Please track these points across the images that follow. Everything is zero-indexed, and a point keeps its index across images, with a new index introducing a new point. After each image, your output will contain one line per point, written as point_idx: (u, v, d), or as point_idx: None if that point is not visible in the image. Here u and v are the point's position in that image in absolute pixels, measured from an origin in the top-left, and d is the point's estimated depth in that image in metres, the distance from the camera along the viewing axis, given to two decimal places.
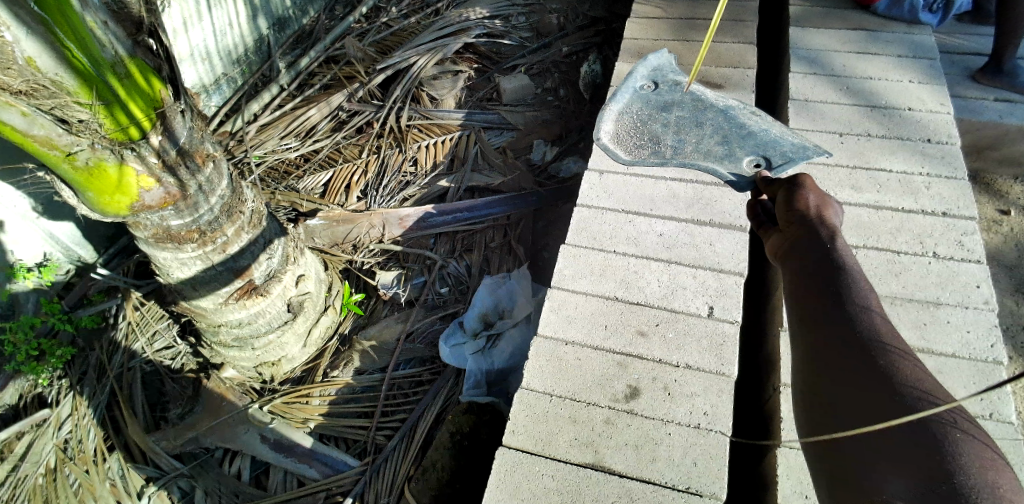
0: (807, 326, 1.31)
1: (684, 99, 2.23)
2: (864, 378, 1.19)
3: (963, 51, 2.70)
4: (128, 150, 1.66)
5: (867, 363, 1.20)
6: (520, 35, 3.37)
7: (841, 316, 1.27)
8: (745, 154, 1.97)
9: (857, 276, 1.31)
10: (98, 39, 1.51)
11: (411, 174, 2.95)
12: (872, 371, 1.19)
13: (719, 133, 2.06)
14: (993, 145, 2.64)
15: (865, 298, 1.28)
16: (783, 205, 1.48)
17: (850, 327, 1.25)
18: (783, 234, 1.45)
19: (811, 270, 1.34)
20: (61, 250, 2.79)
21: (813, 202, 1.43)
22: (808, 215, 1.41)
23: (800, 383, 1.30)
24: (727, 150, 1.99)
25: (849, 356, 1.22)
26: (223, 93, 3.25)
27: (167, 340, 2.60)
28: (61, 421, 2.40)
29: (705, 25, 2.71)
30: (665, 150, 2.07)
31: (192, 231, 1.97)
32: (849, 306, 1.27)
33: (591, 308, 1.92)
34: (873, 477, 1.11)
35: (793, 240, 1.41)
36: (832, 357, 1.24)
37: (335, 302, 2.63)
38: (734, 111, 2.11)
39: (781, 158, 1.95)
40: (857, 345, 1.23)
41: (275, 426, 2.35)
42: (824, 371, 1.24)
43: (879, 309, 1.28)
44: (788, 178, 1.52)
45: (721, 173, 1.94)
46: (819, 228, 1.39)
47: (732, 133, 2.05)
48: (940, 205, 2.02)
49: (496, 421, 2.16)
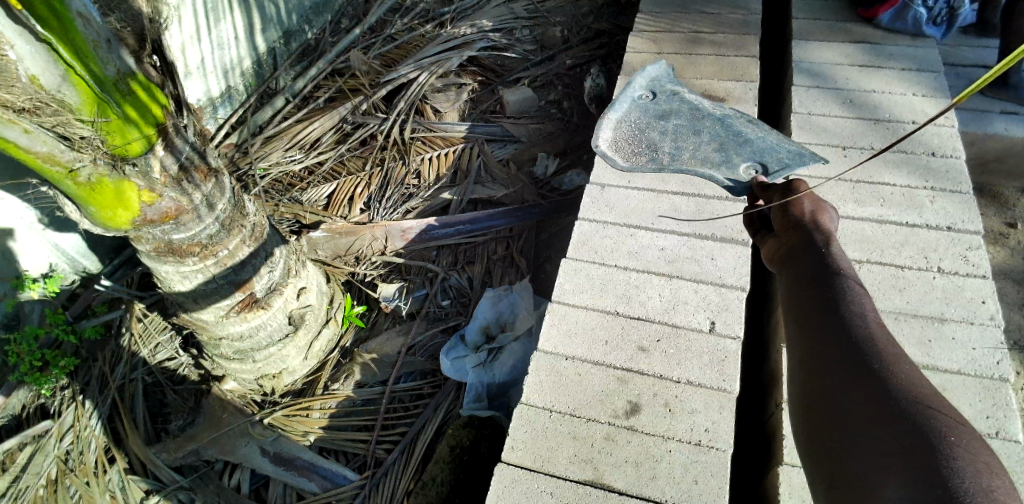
0: (802, 331, 1.29)
1: (682, 108, 2.24)
2: (859, 381, 1.15)
3: (969, 63, 2.68)
4: (130, 166, 1.67)
5: (861, 366, 1.17)
6: (525, 47, 3.38)
7: (837, 321, 1.25)
8: (742, 161, 1.96)
9: (853, 284, 1.31)
10: (101, 58, 1.53)
11: (414, 186, 2.95)
12: (866, 375, 1.15)
13: (718, 141, 2.05)
14: (1000, 158, 2.62)
15: (859, 305, 1.27)
16: (780, 215, 1.50)
17: (845, 332, 1.23)
18: (780, 242, 1.46)
19: (808, 277, 1.34)
20: (66, 261, 2.82)
21: (811, 211, 1.46)
22: (805, 223, 1.43)
23: (794, 392, 1.26)
24: (727, 157, 1.98)
25: (844, 358, 1.19)
26: (229, 106, 3.28)
27: (169, 352, 2.60)
28: (63, 432, 2.39)
29: (708, 39, 2.71)
30: (663, 158, 2.07)
31: (193, 244, 1.98)
32: (844, 312, 1.26)
33: (591, 323, 1.91)
34: (867, 480, 1.04)
35: (791, 247, 1.42)
36: (827, 361, 1.21)
37: (336, 315, 2.63)
38: (731, 119, 2.12)
39: (778, 164, 1.92)
40: (852, 349, 1.20)
41: (275, 438, 2.34)
42: (819, 373, 1.21)
43: (875, 318, 1.26)
44: (784, 186, 1.54)
45: (719, 179, 1.93)
46: (816, 236, 1.40)
47: (732, 140, 2.04)
48: (945, 219, 2.00)
49: (496, 435, 2.14)
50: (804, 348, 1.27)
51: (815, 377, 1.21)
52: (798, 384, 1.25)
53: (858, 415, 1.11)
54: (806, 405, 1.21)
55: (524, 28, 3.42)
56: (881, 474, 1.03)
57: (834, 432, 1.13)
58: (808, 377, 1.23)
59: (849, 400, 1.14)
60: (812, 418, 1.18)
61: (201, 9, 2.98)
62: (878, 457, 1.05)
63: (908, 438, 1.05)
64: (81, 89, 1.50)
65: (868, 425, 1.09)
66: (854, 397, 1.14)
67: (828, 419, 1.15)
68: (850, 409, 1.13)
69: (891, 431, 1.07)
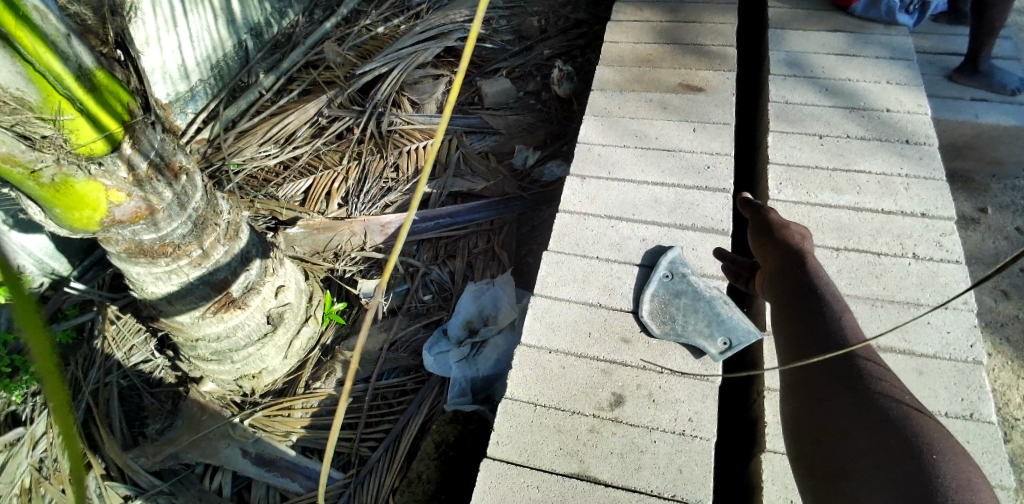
0: (788, 341, 1.39)
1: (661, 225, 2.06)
2: (845, 389, 1.24)
3: (940, 51, 2.72)
4: (96, 165, 1.62)
5: (846, 374, 1.26)
6: (502, 38, 3.36)
7: (821, 333, 1.35)
8: (718, 330, 1.82)
9: (832, 297, 1.42)
10: (60, 54, 1.45)
11: (393, 180, 2.91)
12: (852, 383, 1.24)
13: (693, 295, 1.88)
14: (970, 144, 2.67)
15: (842, 320, 1.37)
16: (761, 234, 1.62)
17: (829, 342, 1.32)
18: (762, 260, 1.58)
19: (789, 290, 1.45)
20: (34, 263, 2.75)
21: (790, 232, 1.58)
22: (784, 242, 1.55)
23: (787, 402, 1.35)
24: (675, 315, 1.85)
25: (830, 370, 1.28)
26: (200, 101, 3.21)
27: (144, 354, 2.55)
28: (36, 440, 2.33)
29: (686, 28, 2.71)
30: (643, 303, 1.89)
31: (166, 244, 1.93)
32: (828, 327, 1.36)
33: (575, 316, 1.91)
34: (857, 484, 1.12)
35: (772, 264, 1.53)
36: (815, 370, 1.30)
37: (317, 312, 2.59)
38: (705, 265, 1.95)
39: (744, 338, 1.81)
40: (837, 358, 1.29)
41: (257, 439, 2.30)
42: (808, 386, 1.30)
43: (855, 328, 1.36)
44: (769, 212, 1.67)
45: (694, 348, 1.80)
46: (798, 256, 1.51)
47: (707, 305, 1.86)
48: (919, 206, 2.03)
49: (484, 430, 2.12)
50: (792, 358, 1.37)
51: (805, 386, 1.31)
52: (790, 394, 1.34)
53: (847, 422, 1.20)
54: (798, 413, 1.30)
55: (502, 18, 3.43)
56: (870, 476, 1.12)
57: (825, 440, 1.22)
58: (798, 386, 1.32)
59: (837, 409, 1.23)
60: (804, 428, 1.27)
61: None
62: (866, 461, 1.14)
63: (892, 442, 1.13)
64: (41, 86, 1.42)
65: (854, 431, 1.18)
66: (841, 405, 1.23)
67: (820, 427, 1.24)
68: (839, 416, 1.22)
69: (876, 435, 1.15)
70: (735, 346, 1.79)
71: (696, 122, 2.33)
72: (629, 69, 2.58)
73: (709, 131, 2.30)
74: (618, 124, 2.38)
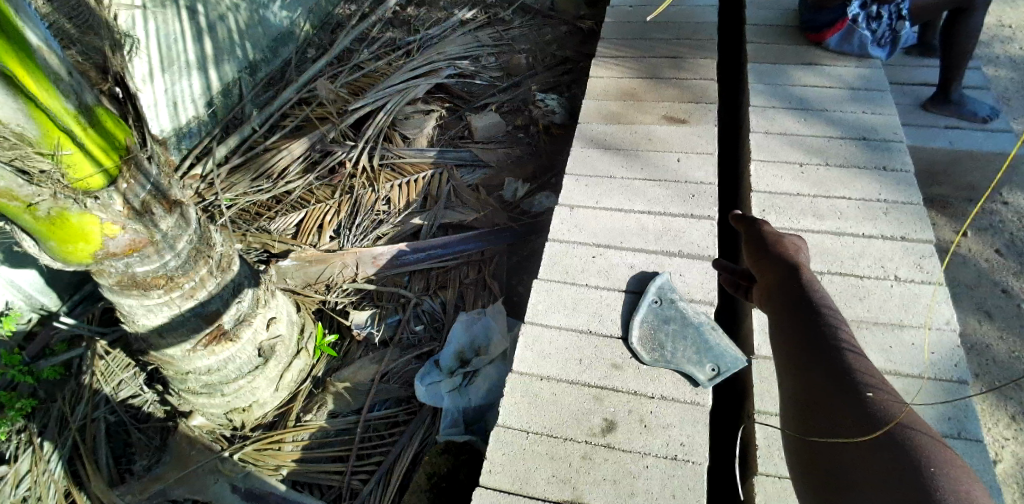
0: (787, 354, 1.42)
1: (649, 256, 2.09)
2: (844, 402, 1.27)
3: (913, 82, 2.83)
4: (92, 199, 1.63)
5: (844, 384, 1.29)
6: (490, 74, 3.48)
7: (820, 345, 1.38)
8: (706, 358, 1.83)
9: (830, 309, 1.45)
10: (61, 91, 1.49)
11: (385, 212, 2.94)
12: (850, 395, 1.27)
13: (681, 321, 1.89)
14: (945, 171, 2.76)
15: (838, 330, 1.40)
16: (757, 249, 1.66)
17: (827, 355, 1.35)
18: (759, 275, 1.62)
19: (786, 301, 1.49)
20: (23, 299, 2.75)
21: (784, 246, 1.63)
22: (780, 257, 1.59)
23: (787, 416, 1.36)
24: (664, 341, 1.86)
25: (825, 382, 1.31)
26: (193, 138, 3.28)
27: (133, 389, 2.55)
28: (19, 478, 2.30)
29: (668, 63, 2.81)
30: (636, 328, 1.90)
31: (159, 277, 1.94)
32: (825, 338, 1.39)
33: (565, 343, 1.92)
34: (856, 493, 1.15)
35: (770, 279, 1.57)
36: (813, 382, 1.33)
37: (308, 345, 2.59)
38: (696, 295, 1.98)
39: (726, 366, 1.81)
40: (835, 373, 1.32)
41: (246, 474, 2.28)
42: (806, 397, 1.33)
43: (851, 338, 1.39)
44: (769, 228, 1.70)
45: (681, 376, 1.81)
46: (797, 271, 1.55)
47: (697, 332, 1.87)
48: (899, 230, 2.08)
49: (475, 461, 2.08)
50: (791, 371, 1.39)
51: (804, 395, 1.33)
52: (791, 408, 1.36)
53: (845, 434, 1.23)
54: (799, 425, 1.32)
55: (490, 56, 3.58)
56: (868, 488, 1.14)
57: (825, 452, 1.24)
58: (797, 396, 1.35)
59: (835, 422, 1.25)
60: (804, 441, 1.30)
61: (154, 40, 3.02)
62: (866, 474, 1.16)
63: (889, 453, 1.15)
64: (42, 122, 1.46)
65: (855, 443, 1.20)
66: (840, 419, 1.25)
67: (821, 440, 1.26)
68: (836, 428, 1.25)
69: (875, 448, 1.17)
70: (723, 371, 1.80)
71: (680, 152, 2.40)
72: (613, 102, 2.65)
73: (693, 161, 2.36)
74: (603, 154, 2.44)
